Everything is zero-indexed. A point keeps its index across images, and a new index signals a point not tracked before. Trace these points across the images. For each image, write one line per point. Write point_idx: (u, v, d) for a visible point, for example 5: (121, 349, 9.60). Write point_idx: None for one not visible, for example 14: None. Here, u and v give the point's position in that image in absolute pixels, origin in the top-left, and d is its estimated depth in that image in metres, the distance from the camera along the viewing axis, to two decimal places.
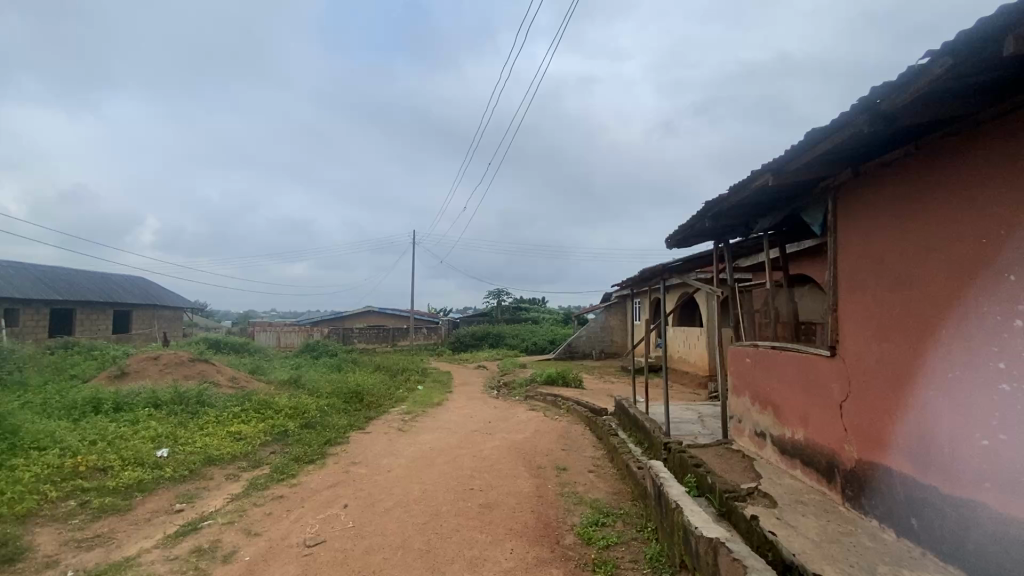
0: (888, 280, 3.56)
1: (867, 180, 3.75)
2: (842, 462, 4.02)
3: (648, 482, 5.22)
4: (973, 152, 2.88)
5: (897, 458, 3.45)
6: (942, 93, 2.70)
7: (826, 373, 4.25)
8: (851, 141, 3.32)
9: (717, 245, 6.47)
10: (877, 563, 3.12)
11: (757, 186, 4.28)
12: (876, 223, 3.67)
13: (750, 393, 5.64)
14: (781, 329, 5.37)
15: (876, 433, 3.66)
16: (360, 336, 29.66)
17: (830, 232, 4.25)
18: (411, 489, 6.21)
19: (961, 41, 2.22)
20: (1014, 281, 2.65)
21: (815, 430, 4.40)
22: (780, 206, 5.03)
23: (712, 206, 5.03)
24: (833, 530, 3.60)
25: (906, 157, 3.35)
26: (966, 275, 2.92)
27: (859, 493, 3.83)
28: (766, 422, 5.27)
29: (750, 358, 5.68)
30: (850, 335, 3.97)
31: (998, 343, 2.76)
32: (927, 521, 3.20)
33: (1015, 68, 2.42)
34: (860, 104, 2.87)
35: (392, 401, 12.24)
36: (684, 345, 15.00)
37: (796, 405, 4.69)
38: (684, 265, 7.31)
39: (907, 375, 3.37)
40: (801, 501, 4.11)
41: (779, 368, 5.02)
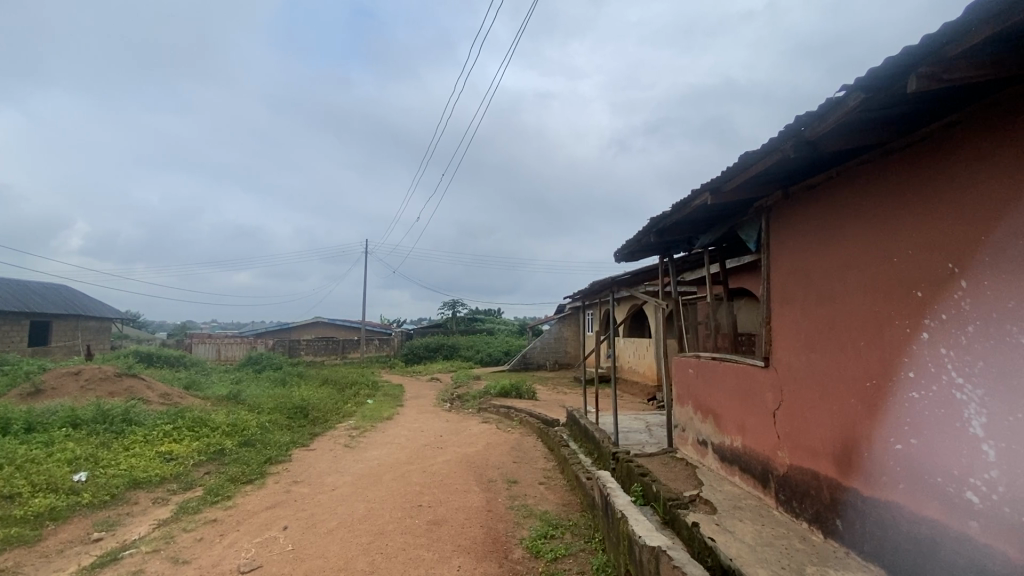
0: (814, 294, 3.81)
1: (795, 201, 4.01)
2: (775, 468, 4.23)
3: (596, 492, 5.28)
4: (883, 180, 3.15)
5: (824, 463, 3.66)
6: (860, 123, 2.92)
7: (761, 383, 4.47)
8: (780, 166, 3.56)
9: (663, 259, 6.70)
10: (805, 564, 3.29)
11: (697, 205, 4.48)
12: (804, 241, 3.92)
13: (692, 403, 5.84)
14: (722, 340, 5.62)
15: (805, 439, 3.88)
16: (308, 349, 28.69)
17: (764, 249, 4.50)
18: (356, 508, 6.00)
19: (872, 79, 2.44)
20: (921, 297, 2.89)
21: (751, 437, 4.61)
22: (719, 223, 5.28)
23: (657, 222, 5.21)
24: (767, 533, 3.76)
25: (829, 180, 3.61)
26: (885, 292, 3.14)
27: (791, 497, 4.03)
28: (707, 430, 5.47)
29: (692, 369, 5.88)
30: (782, 346, 4.20)
31: (908, 355, 2.97)
32: (850, 522, 3.41)
33: (918, 104, 2.68)
34: (787, 131, 3.07)
35: (339, 416, 11.84)
36: (634, 356, 15.43)
37: (735, 414, 4.89)
38: (631, 278, 7.54)
39: (833, 384, 3.59)
40: (739, 507, 4.27)
41: (719, 379, 5.23)
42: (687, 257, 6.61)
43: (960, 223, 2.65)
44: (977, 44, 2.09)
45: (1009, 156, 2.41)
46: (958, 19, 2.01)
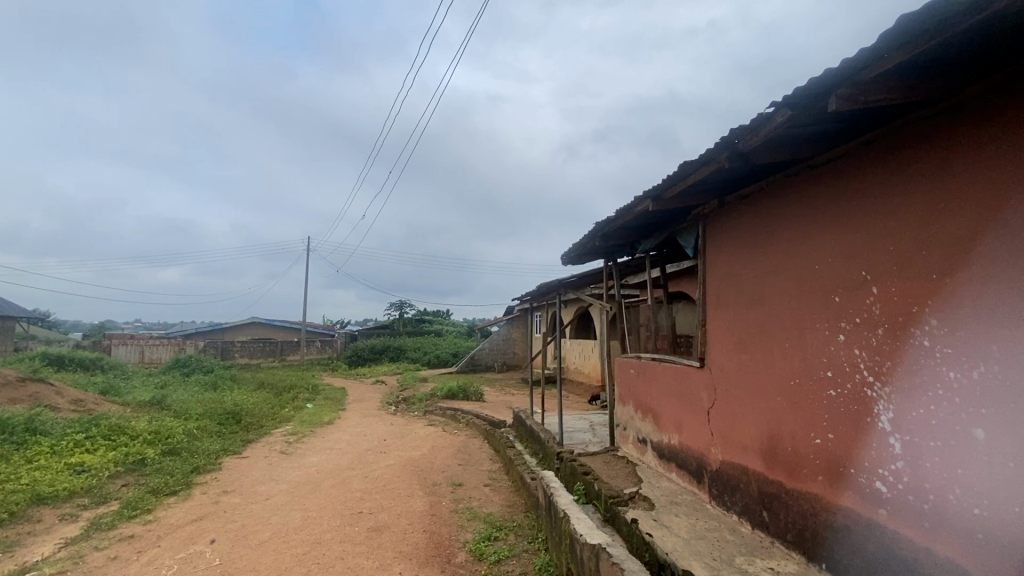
0: (746, 298, 4.02)
1: (729, 210, 4.22)
2: (709, 464, 4.42)
3: (540, 492, 5.32)
4: (807, 192, 3.38)
5: (753, 458, 3.86)
6: (787, 138, 3.12)
7: (697, 382, 4.67)
8: (716, 176, 3.73)
9: (608, 263, 6.87)
10: (734, 554, 3.46)
11: (640, 211, 4.63)
12: (736, 248, 4.13)
13: (633, 402, 6.02)
14: (661, 341, 5.83)
15: (735, 436, 4.08)
16: (243, 351, 27.21)
17: (701, 254, 4.71)
18: (292, 517, 5.74)
19: (798, 97, 2.61)
20: (839, 302, 3.12)
21: (687, 435, 4.80)
22: (660, 228, 5.48)
23: (602, 226, 5.34)
24: (701, 527, 3.93)
25: (759, 192, 3.84)
26: (808, 297, 3.37)
27: (723, 491, 4.22)
28: (647, 429, 5.65)
29: (634, 369, 6.06)
30: (717, 347, 4.41)
31: (827, 356, 3.20)
32: (775, 513, 3.62)
33: (838, 123, 2.89)
34: (722, 142, 3.23)
35: (276, 421, 11.29)
36: (580, 357, 15.73)
37: (672, 412, 5.08)
38: (578, 281, 7.68)
39: (761, 384, 3.81)
40: (676, 502, 4.44)
41: (658, 379, 5.42)
42: (630, 261, 6.81)
43: (873, 234, 2.88)
44: (890, 69, 2.27)
45: (915, 174, 2.64)
46: (873, 45, 2.18)
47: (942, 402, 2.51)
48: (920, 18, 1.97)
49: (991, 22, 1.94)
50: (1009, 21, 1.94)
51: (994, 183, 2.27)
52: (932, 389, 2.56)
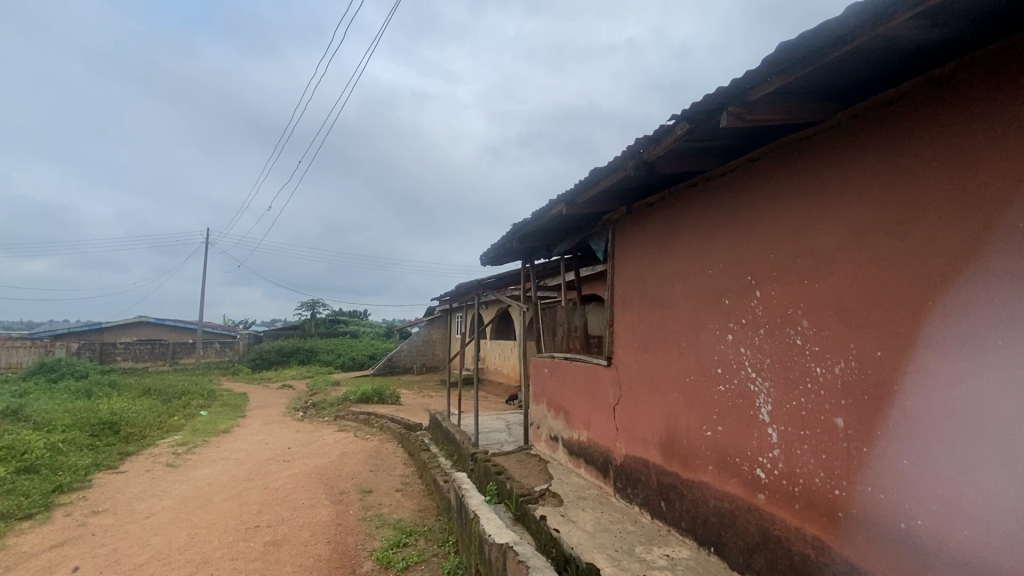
0: (649, 300, 4.25)
1: (636, 216, 4.46)
2: (614, 459, 4.62)
3: (452, 495, 5.26)
4: (703, 202, 3.64)
5: (653, 451, 4.09)
6: (686, 151, 3.34)
7: (605, 381, 4.86)
8: (624, 183, 3.91)
9: (525, 264, 6.97)
10: (634, 544, 3.63)
11: (554, 214, 4.74)
12: (642, 252, 4.36)
13: (546, 401, 6.15)
14: (574, 341, 6.01)
15: (638, 431, 4.30)
16: (126, 354, 24.32)
17: (610, 258, 4.92)
18: (176, 536, 5.20)
19: (695, 112, 2.79)
20: (728, 304, 3.39)
21: (595, 431, 4.98)
22: (574, 232, 5.66)
23: (518, 227, 5.40)
24: (605, 520, 4.09)
25: (663, 200, 4.08)
26: (703, 299, 3.62)
27: (626, 484, 4.43)
28: (558, 427, 5.80)
29: (547, 368, 6.20)
30: (622, 347, 4.62)
31: (718, 353, 3.47)
32: (672, 502, 3.85)
33: (730, 139, 3.14)
34: (629, 151, 3.39)
35: (162, 431, 10.20)
36: (499, 358, 15.84)
37: (582, 410, 5.25)
38: (496, 281, 7.71)
39: (661, 380, 4.04)
40: (583, 497, 4.58)
41: (569, 378, 5.58)
42: (546, 263, 6.95)
43: (758, 243, 3.16)
44: (773, 90, 2.50)
45: (794, 189, 2.93)
46: (759, 68, 2.39)
47: (811, 394, 2.80)
48: (797, 46, 2.19)
49: (853, 55, 2.20)
50: (866, 55, 2.22)
51: (856, 199, 2.57)
52: (803, 382, 2.85)
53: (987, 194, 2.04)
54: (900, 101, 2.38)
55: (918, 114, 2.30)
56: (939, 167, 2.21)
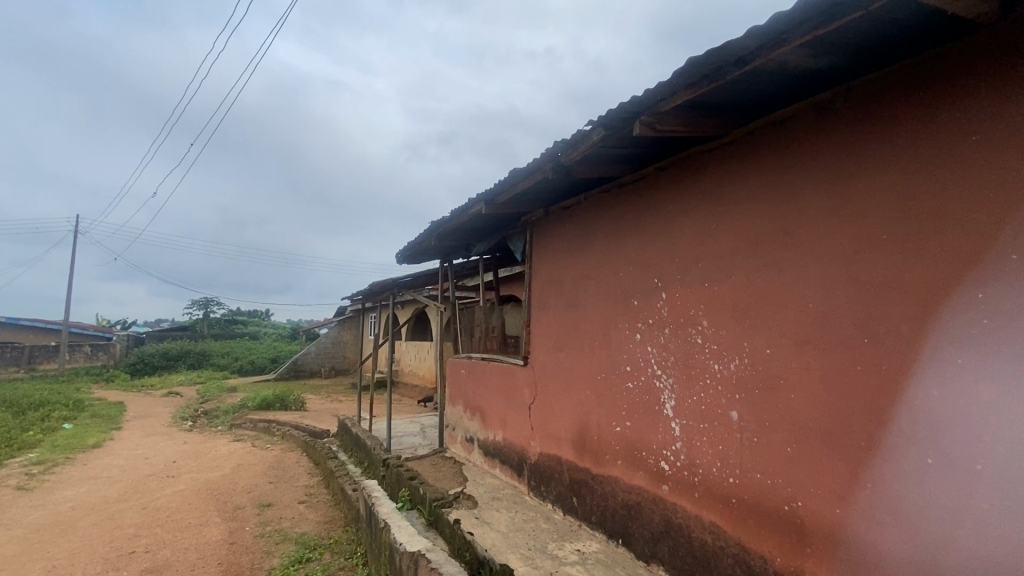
0: (564, 301, 4.34)
1: (553, 218, 4.53)
2: (529, 457, 4.66)
3: (361, 503, 5.01)
4: (616, 207, 3.78)
5: (566, 448, 4.17)
6: (601, 158, 3.44)
7: (521, 381, 4.89)
8: (542, 185, 3.96)
9: (442, 264, 6.85)
10: (546, 542, 3.68)
11: (473, 213, 4.70)
12: (558, 254, 4.44)
13: (462, 402, 6.08)
14: (491, 341, 6.00)
15: (552, 429, 4.37)
16: None
17: (527, 259, 4.97)
18: (25, 572, 4.44)
19: (611, 119, 2.89)
20: (638, 305, 3.54)
21: (510, 431, 5.00)
22: (492, 232, 5.65)
23: (436, 225, 5.29)
24: (519, 519, 4.10)
25: (579, 204, 4.19)
26: (615, 300, 3.76)
27: (540, 482, 4.48)
28: (474, 428, 5.75)
29: (464, 369, 6.13)
30: (538, 347, 4.68)
31: (627, 352, 3.61)
32: (583, 497, 3.95)
33: (642, 149, 3.28)
34: (547, 154, 3.43)
35: (12, 449, 8.72)
36: (414, 359, 15.48)
37: (498, 410, 5.25)
38: (412, 281, 7.50)
39: (575, 379, 4.13)
40: (497, 498, 4.58)
41: (486, 379, 5.55)
42: (464, 263, 6.89)
43: (666, 248, 3.33)
44: (681, 103, 2.65)
45: (698, 197, 3.13)
46: (669, 80, 2.52)
47: (709, 389, 3.00)
48: (703, 63, 2.34)
49: (751, 75, 2.39)
50: (762, 77, 2.41)
51: (752, 209, 2.80)
52: (703, 378, 3.04)
53: (861, 207, 2.30)
54: (790, 121, 2.62)
55: (806, 132, 2.54)
56: (822, 182, 2.46)
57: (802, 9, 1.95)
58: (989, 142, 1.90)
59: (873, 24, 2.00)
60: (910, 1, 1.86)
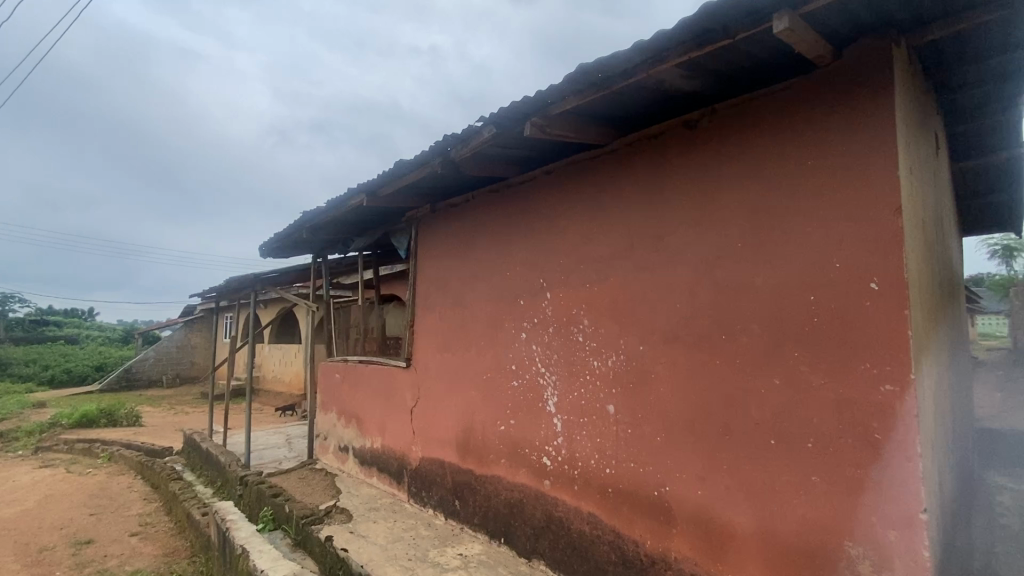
0: (449, 301, 4.25)
1: (439, 215, 4.42)
2: (409, 463, 4.47)
3: (212, 529, 4.38)
4: (504, 207, 3.79)
5: (449, 451, 4.08)
6: (491, 157, 3.42)
7: (402, 383, 4.68)
8: (429, 180, 3.83)
9: (315, 260, 6.33)
10: (428, 549, 3.55)
11: (352, 205, 4.39)
12: (444, 253, 4.34)
13: (336, 409, 5.66)
14: (369, 343, 5.67)
15: (434, 432, 4.24)
16: None
17: (411, 256, 4.78)
18: None
19: (502, 117, 2.87)
20: (523, 305, 3.58)
21: (389, 436, 4.76)
22: (373, 227, 5.35)
23: (310, 216, 4.85)
24: (398, 528, 3.91)
25: (466, 202, 4.13)
26: (501, 300, 3.76)
27: (420, 488, 4.33)
28: (349, 435, 5.38)
29: (338, 373, 5.71)
30: (421, 348, 4.52)
31: (512, 351, 3.64)
32: (465, 500, 3.89)
33: (531, 151, 3.33)
34: (437, 147, 3.32)
35: None
36: (279, 364, 14.13)
37: (376, 415, 4.96)
38: (279, 277, 6.81)
39: (458, 380, 4.07)
40: (374, 508, 4.33)
41: (363, 383, 5.22)
42: (341, 260, 6.42)
43: (551, 249, 3.41)
44: (571, 109, 2.72)
45: (581, 201, 3.25)
46: (561, 84, 2.57)
47: (589, 384, 3.13)
48: (593, 71, 2.42)
49: (635, 89, 2.53)
50: (644, 91, 2.57)
51: (630, 215, 2.97)
52: (583, 375, 3.17)
53: (723, 218, 2.55)
54: (664, 135, 2.83)
55: (678, 147, 2.76)
56: (691, 193, 2.68)
57: (682, 30, 2.10)
58: (825, 168, 2.23)
59: (736, 53, 2.24)
60: (768, 37, 2.11)
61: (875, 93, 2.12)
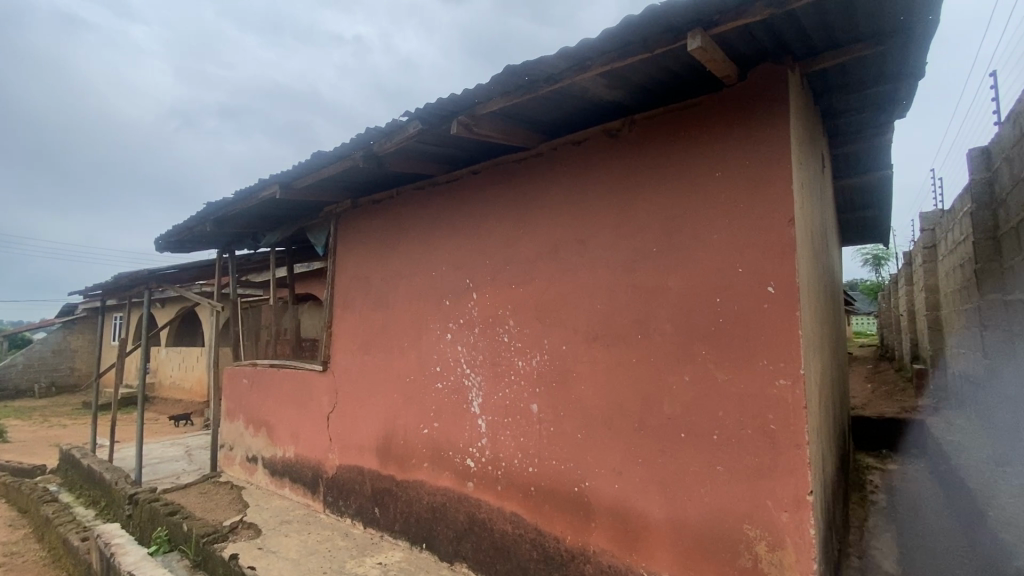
0: (371, 301, 4.09)
1: (361, 211, 4.24)
2: (325, 472, 4.25)
3: (93, 556, 3.89)
4: (429, 205, 3.72)
5: (368, 457, 3.93)
6: (416, 153, 3.33)
7: (318, 388, 4.44)
8: (349, 174, 3.66)
9: (221, 255, 5.83)
10: (345, 560, 3.39)
11: (264, 197, 4.09)
12: (366, 250, 4.17)
13: (244, 416, 5.25)
14: (282, 345, 5.32)
15: (353, 438, 4.06)
16: None
17: (330, 253, 4.55)
18: None
19: (428, 113, 2.81)
20: (449, 305, 3.53)
21: (304, 444, 4.49)
22: (288, 221, 5.03)
23: (216, 207, 4.47)
24: (312, 541, 3.70)
25: (390, 199, 4.00)
26: (425, 300, 3.68)
27: (337, 497, 4.12)
28: (258, 445, 5.01)
29: (247, 378, 5.31)
30: (340, 350, 4.32)
31: (437, 353, 3.57)
32: (385, 507, 3.76)
33: (457, 149, 3.29)
34: (358, 140, 3.18)
35: None
36: (178, 369, 12.88)
37: (289, 422, 4.67)
38: (178, 274, 6.20)
39: (379, 383, 3.93)
40: (286, 521, 4.07)
41: (275, 388, 4.89)
42: (251, 256, 5.97)
43: (477, 249, 3.40)
44: (498, 109, 2.71)
45: (508, 202, 3.26)
46: (488, 84, 2.55)
47: (513, 385, 3.15)
48: (519, 73, 2.43)
49: (560, 94, 2.58)
50: (569, 97, 2.63)
51: (555, 217, 3.03)
52: (508, 375, 3.18)
53: (641, 223, 2.67)
54: (587, 142, 2.91)
55: (600, 154, 2.85)
56: (612, 198, 2.78)
57: (606, 40, 2.16)
58: (731, 179, 2.40)
59: (655, 66, 2.34)
60: (682, 53, 2.23)
61: (773, 113, 2.32)
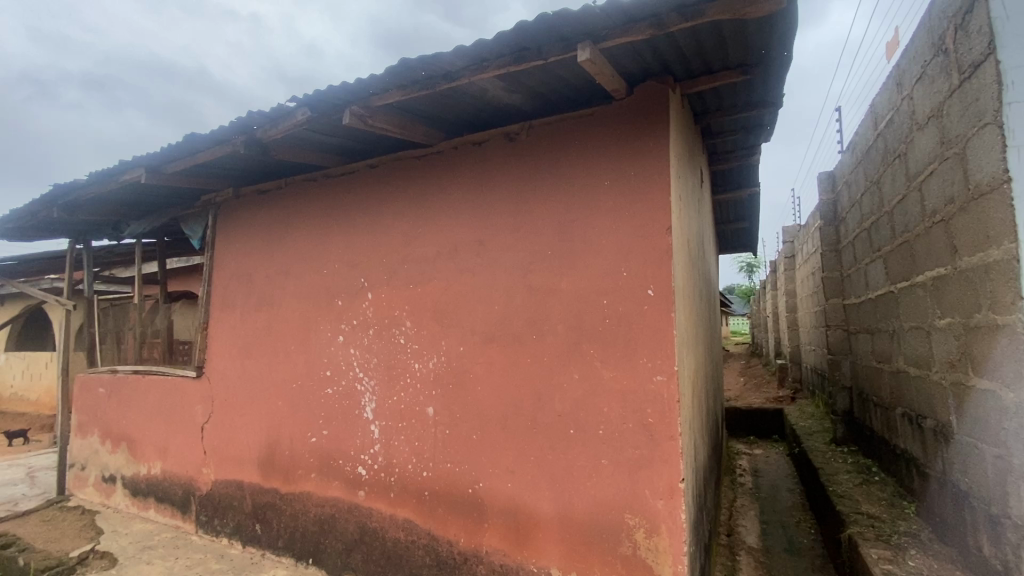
0: (255, 300, 3.77)
1: (245, 202, 3.90)
2: (198, 488, 3.84)
3: None
4: (322, 198, 3.51)
5: (249, 469, 3.61)
6: (306, 142, 3.13)
7: (192, 396, 4.01)
8: (230, 160, 3.34)
9: (73, 245, 5.06)
10: None
11: (126, 181, 3.60)
12: (250, 245, 3.84)
13: (99, 431, 4.60)
14: (149, 349, 4.73)
15: (231, 449, 3.72)
16: None
17: (208, 247, 4.13)
18: None
19: (317, 100, 2.64)
20: (341, 305, 3.36)
21: (173, 459, 4.03)
22: (158, 209, 4.48)
23: (64, 189, 3.86)
24: (179, 566, 3.33)
25: (278, 190, 3.72)
26: (316, 299, 3.47)
27: (212, 515, 3.74)
28: (117, 463, 4.41)
29: (104, 387, 4.65)
30: (218, 353, 3.93)
31: (328, 355, 3.38)
32: (267, 523, 3.48)
33: (352, 141, 3.14)
34: (239, 124, 2.91)
35: None
36: (20, 378, 10.98)
37: (155, 436, 4.16)
38: (15, 267, 5.27)
39: (263, 389, 3.63)
40: (149, 547, 3.62)
41: (138, 398, 4.33)
42: (112, 247, 5.25)
43: (373, 247, 3.26)
44: (393, 103, 2.63)
45: (405, 200, 3.18)
46: (381, 76, 2.46)
47: (408, 388, 3.07)
48: (414, 68, 2.36)
49: (457, 93, 2.55)
50: (466, 97, 2.61)
51: (453, 216, 3.00)
52: (403, 378, 3.09)
53: (537, 227, 2.73)
54: (486, 143, 2.92)
55: (498, 155, 2.87)
56: (509, 200, 2.82)
57: (500, 43, 2.18)
58: (618, 187, 2.53)
59: (549, 73, 2.40)
60: (574, 63, 2.30)
61: (655, 128, 2.49)
